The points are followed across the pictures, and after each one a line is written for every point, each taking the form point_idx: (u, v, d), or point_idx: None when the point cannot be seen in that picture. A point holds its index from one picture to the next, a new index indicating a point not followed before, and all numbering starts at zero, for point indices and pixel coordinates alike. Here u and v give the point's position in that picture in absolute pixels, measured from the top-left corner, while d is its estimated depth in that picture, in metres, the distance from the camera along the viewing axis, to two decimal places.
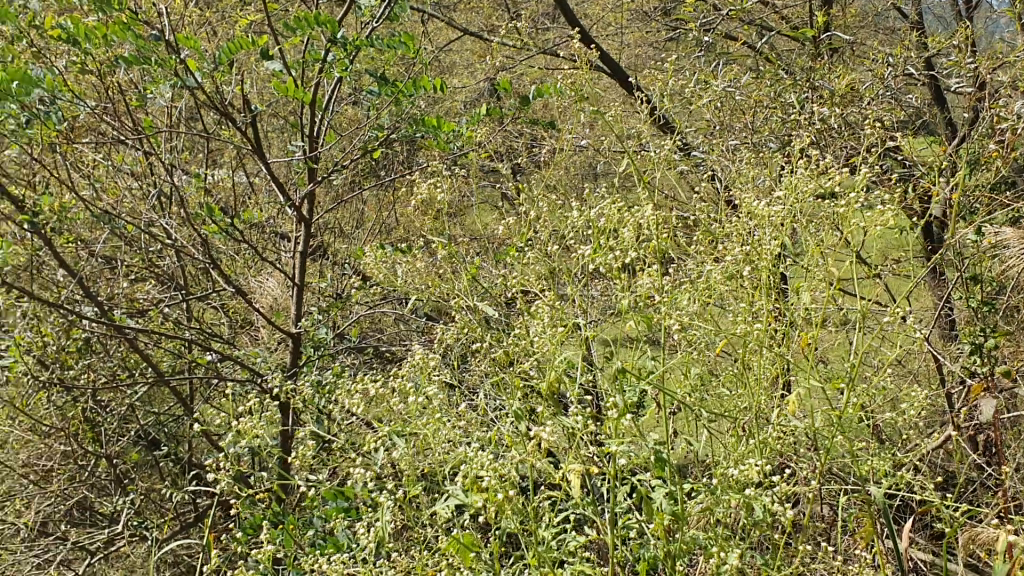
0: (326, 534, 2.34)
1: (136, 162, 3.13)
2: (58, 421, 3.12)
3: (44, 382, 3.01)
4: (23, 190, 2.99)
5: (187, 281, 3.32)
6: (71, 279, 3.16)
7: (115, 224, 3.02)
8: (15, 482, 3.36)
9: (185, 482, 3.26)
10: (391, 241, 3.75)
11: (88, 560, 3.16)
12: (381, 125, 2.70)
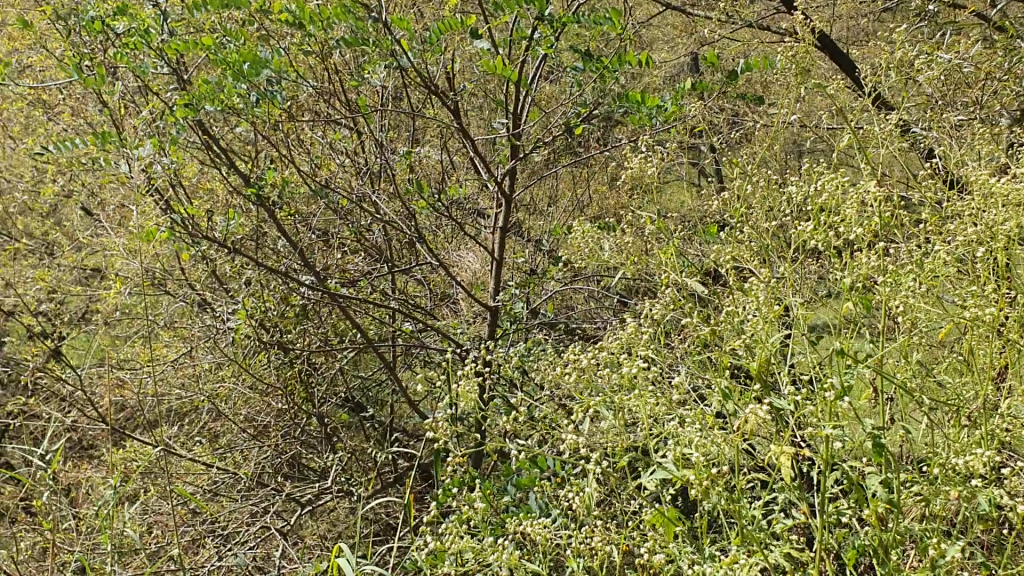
0: (521, 500, 2.41)
1: (351, 139, 3.29)
2: (277, 382, 3.36)
3: (266, 344, 3.24)
4: (251, 166, 3.22)
5: (394, 253, 3.49)
6: (290, 250, 3.37)
7: (331, 198, 3.20)
8: (237, 436, 3.65)
9: (388, 444, 3.44)
10: (589, 217, 3.79)
11: (300, 511, 3.40)
12: (585, 102, 2.72)
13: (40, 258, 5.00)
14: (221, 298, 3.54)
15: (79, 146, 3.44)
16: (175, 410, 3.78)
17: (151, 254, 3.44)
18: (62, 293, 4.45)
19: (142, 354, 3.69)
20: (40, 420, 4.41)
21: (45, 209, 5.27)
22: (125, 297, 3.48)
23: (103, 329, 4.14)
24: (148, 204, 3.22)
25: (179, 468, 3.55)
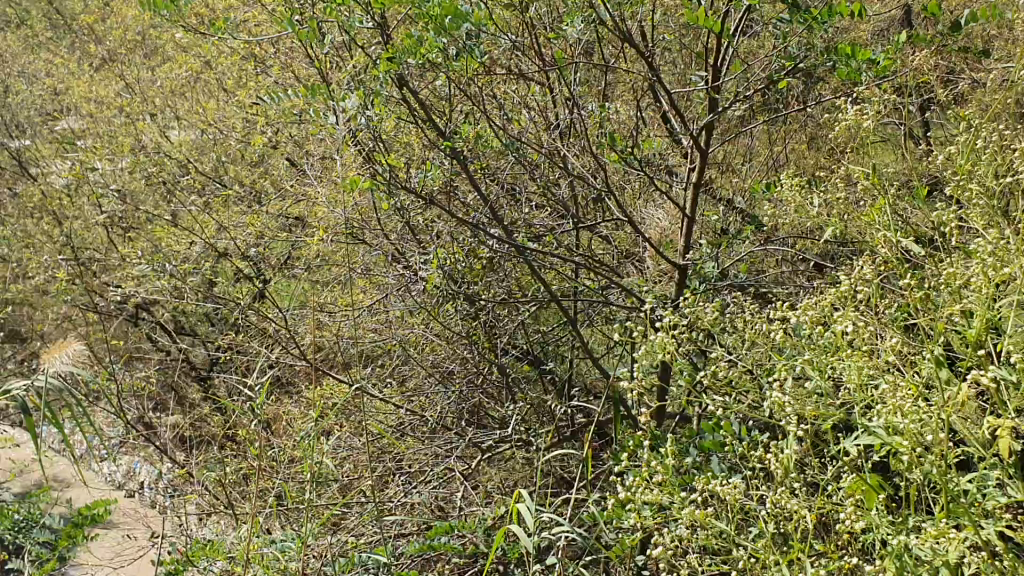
0: (702, 461, 2.41)
1: (543, 94, 3.32)
2: (464, 330, 3.46)
3: (456, 294, 3.34)
4: (447, 119, 3.30)
5: (582, 210, 3.51)
6: (481, 202, 3.45)
7: (524, 151, 3.24)
8: (425, 381, 3.79)
9: (569, 397, 3.48)
10: (783, 178, 3.68)
11: (481, 457, 3.52)
12: (789, 56, 2.62)
13: (251, 206, 5.34)
14: (414, 248, 3.67)
15: (289, 98, 3.63)
16: (368, 352, 3.97)
17: (351, 204, 3.60)
18: (268, 238, 4.74)
19: (339, 298, 3.89)
20: (246, 356, 4.74)
21: (255, 159, 5.61)
22: (326, 243, 3.68)
23: (305, 273, 4.38)
24: (351, 155, 3.37)
25: (371, 408, 3.73)
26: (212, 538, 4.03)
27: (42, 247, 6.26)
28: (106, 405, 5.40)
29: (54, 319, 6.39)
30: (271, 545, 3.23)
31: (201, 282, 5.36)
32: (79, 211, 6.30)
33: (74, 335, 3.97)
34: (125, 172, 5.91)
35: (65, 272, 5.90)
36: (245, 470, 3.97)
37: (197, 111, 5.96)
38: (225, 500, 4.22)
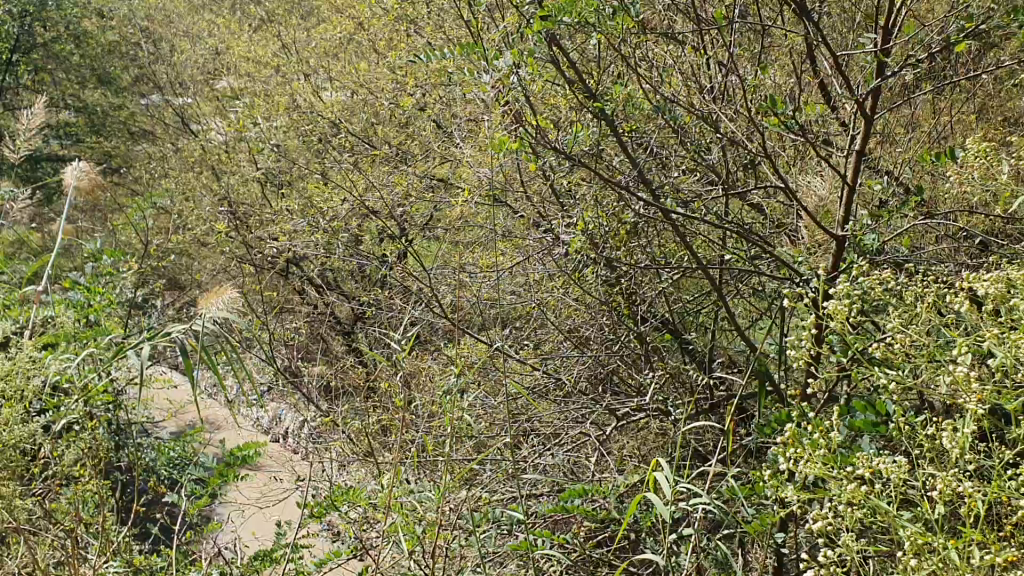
0: (853, 440, 2.31)
1: (698, 55, 3.22)
2: (606, 295, 3.43)
3: (599, 258, 3.31)
4: (598, 81, 3.26)
5: (733, 177, 3.40)
6: (628, 166, 3.40)
7: (676, 114, 3.17)
8: (563, 344, 3.79)
9: (710, 369, 3.41)
10: (950, 148, 3.48)
11: (616, 423, 3.49)
12: (972, 16, 2.45)
13: (398, 166, 5.43)
14: (558, 210, 3.65)
15: (441, 58, 3.65)
16: (508, 313, 3.99)
17: (497, 164, 3.61)
18: (415, 198, 4.81)
19: (482, 259, 3.92)
20: (389, 313, 4.85)
21: (404, 121, 5.69)
22: (471, 202, 3.71)
23: (449, 233, 4.44)
24: (500, 116, 3.37)
25: (508, 369, 3.76)
26: (352, 485, 4.17)
27: (203, 201, 6.55)
28: (258, 353, 5.65)
29: (211, 270, 6.70)
30: (410, 496, 3.31)
31: (348, 239, 5.51)
32: (238, 167, 6.56)
33: (231, 285, 4.15)
34: (281, 130, 6.10)
35: (222, 225, 6.17)
36: (386, 421, 4.08)
37: (349, 72, 6.09)
38: (365, 451, 4.36)
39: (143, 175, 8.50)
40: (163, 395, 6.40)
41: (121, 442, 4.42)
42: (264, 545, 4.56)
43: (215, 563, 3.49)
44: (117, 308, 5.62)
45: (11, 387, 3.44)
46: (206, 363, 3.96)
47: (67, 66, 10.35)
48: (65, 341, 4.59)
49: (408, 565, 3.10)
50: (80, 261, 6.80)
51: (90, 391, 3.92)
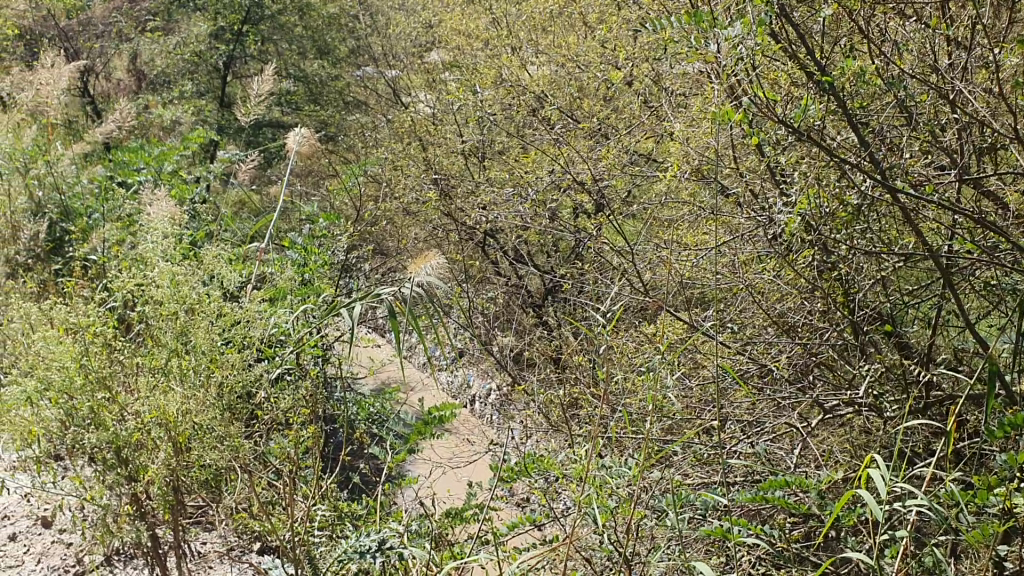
0: None
1: (942, 30, 3.00)
2: (818, 281, 3.28)
3: (815, 241, 3.16)
4: (828, 55, 3.10)
5: (970, 162, 3.16)
6: (853, 144, 3.22)
7: (909, 90, 2.97)
8: (768, 329, 3.66)
9: (929, 366, 3.20)
10: None
11: (822, 416, 3.34)
12: None
13: (603, 140, 5.40)
14: (771, 190, 3.52)
15: (658, 28, 3.58)
16: (710, 293, 3.90)
17: (710, 139, 3.51)
18: (619, 173, 4.77)
19: (687, 237, 3.83)
20: (586, 288, 4.85)
21: (611, 95, 5.64)
22: (683, 177, 3.64)
23: (655, 209, 4.38)
24: (719, 88, 3.28)
25: (710, 351, 3.68)
26: (543, 455, 4.22)
27: (411, 170, 6.76)
28: (455, 320, 5.80)
29: (414, 236, 6.92)
30: (605, 470, 3.31)
31: (550, 213, 5.55)
32: (443, 138, 6.72)
33: (437, 251, 4.26)
34: (488, 102, 6.19)
35: (428, 193, 6.35)
36: (580, 394, 4.08)
37: (557, 45, 6.10)
38: (557, 422, 4.39)
39: (356, 144, 8.87)
40: (364, 353, 6.71)
41: (328, 395, 4.65)
42: (455, 504, 4.71)
43: (411, 516, 3.62)
44: (328, 268, 5.91)
45: (239, 335, 3.69)
46: (410, 325, 4.10)
47: (291, 37, 10.96)
48: (282, 296, 4.87)
49: (599, 538, 3.09)
50: (296, 222, 7.20)
51: (304, 345, 4.14)
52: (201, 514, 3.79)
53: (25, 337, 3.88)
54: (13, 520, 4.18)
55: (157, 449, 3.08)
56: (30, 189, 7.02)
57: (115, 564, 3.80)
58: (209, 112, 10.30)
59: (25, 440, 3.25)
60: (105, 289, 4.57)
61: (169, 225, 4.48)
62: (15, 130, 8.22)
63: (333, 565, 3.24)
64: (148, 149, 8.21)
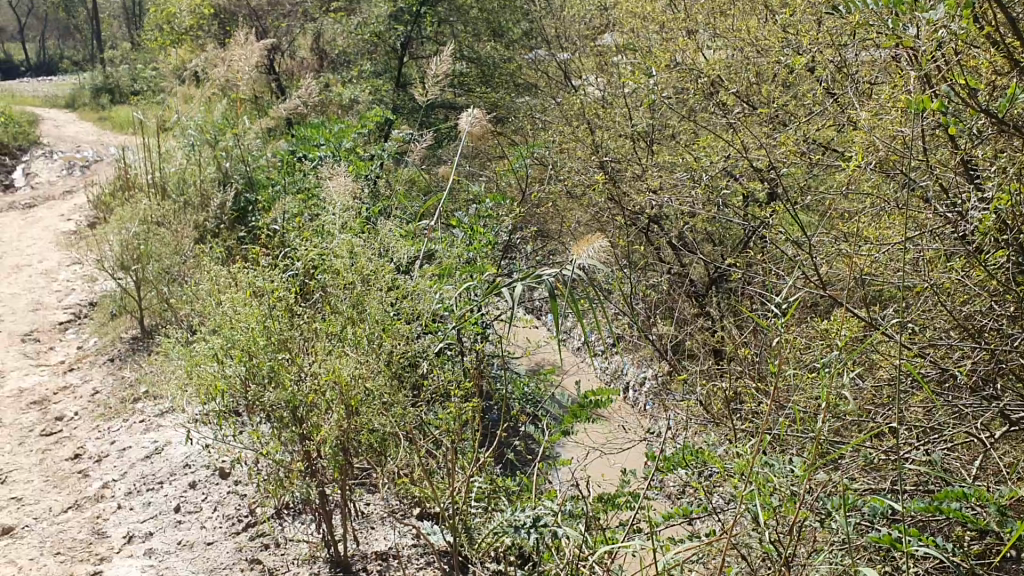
0: None
1: None
2: (1012, 284, 3.08)
3: (1011, 241, 2.97)
4: None
5: None
6: None
7: None
8: (951, 332, 3.47)
9: None
10: None
11: (1006, 428, 3.14)
12: None
13: (780, 127, 5.24)
14: (964, 185, 3.33)
15: (851, 10, 3.43)
16: (889, 290, 3.73)
17: (901, 128, 3.35)
18: (796, 162, 4.61)
19: (865, 231, 3.67)
20: (754, 279, 4.73)
21: (790, 81, 5.46)
22: (869, 168, 3.50)
23: (833, 201, 4.22)
24: (914, 76, 3.11)
25: (885, 352, 3.52)
26: (701, 446, 4.18)
27: (579, 153, 6.78)
28: (614, 306, 5.80)
29: (578, 219, 6.94)
30: (766, 466, 3.23)
31: (719, 201, 5.44)
32: (613, 121, 6.69)
33: (603, 235, 4.26)
34: (660, 87, 6.12)
35: (595, 176, 6.34)
36: (742, 387, 4.01)
37: (735, 29, 5.95)
38: (718, 415, 4.31)
39: (525, 127, 8.94)
40: (523, 335, 6.80)
41: (489, 371, 4.73)
42: (608, 489, 4.73)
43: (566, 497, 3.65)
44: (493, 248, 6.01)
45: (409, 307, 3.80)
46: (572, 307, 4.12)
47: (466, 19, 11.18)
48: (449, 273, 4.99)
49: (758, 534, 3.02)
50: (464, 202, 7.34)
51: (468, 321, 4.24)
52: (364, 477, 3.96)
53: (213, 299, 4.13)
54: (194, 469, 4.46)
55: (331, 410, 3.23)
56: (219, 160, 7.46)
57: (284, 518, 4.00)
58: (385, 91, 10.64)
59: (210, 394, 3.46)
60: (285, 258, 4.80)
61: (347, 200, 4.66)
62: (208, 105, 8.74)
63: (487, 536, 3.33)
64: (327, 126, 8.56)
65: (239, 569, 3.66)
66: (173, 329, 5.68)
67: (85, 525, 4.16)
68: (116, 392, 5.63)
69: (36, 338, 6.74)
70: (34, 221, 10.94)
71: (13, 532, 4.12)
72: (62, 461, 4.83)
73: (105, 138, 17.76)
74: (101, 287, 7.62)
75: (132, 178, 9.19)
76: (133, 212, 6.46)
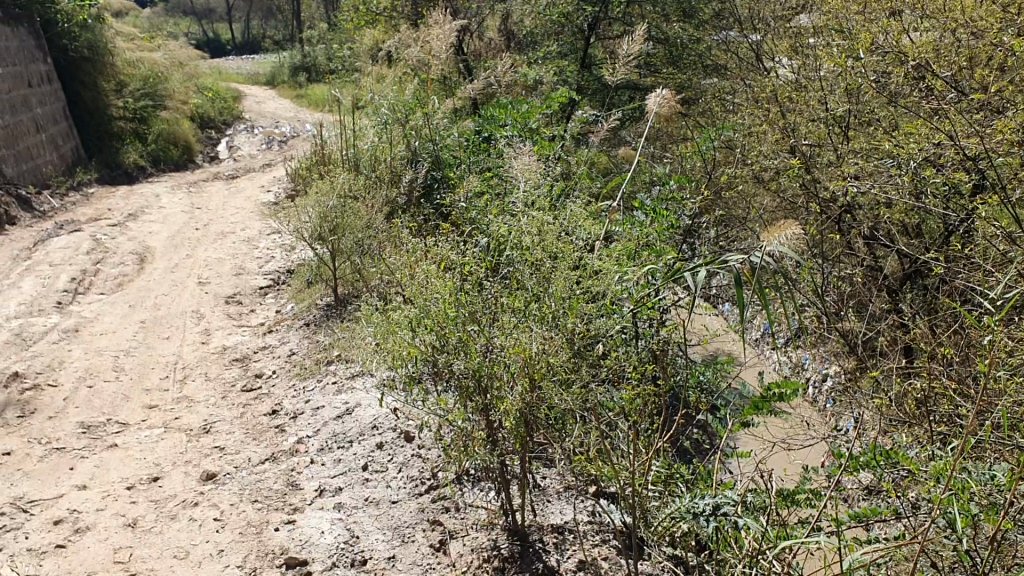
0: None
1: None
2: None
3: None
4: None
5: None
6: None
7: None
8: None
9: None
10: None
11: None
12: None
13: (997, 114, 4.90)
14: None
15: None
16: None
17: None
18: (1013, 151, 4.32)
19: None
20: (958, 276, 4.47)
21: (1008, 65, 5.10)
22: None
23: None
24: None
25: None
26: (891, 446, 4.00)
27: (770, 137, 6.58)
28: (800, 296, 5.63)
29: (766, 206, 6.76)
30: (965, 474, 3.08)
31: (921, 191, 5.16)
32: (808, 106, 6.45)
33: (795, 223, 4.14)
34: (862, 70, 5.85)
35: (787, 163, 6.16)
36: (940, 389, 3.82)
37: (948, 8, 5.59)
38: (911, 417, 4.13)
39: (714, 110, 8.77)
40: (701, 322, 6.72)
41: (670, 355, 4.71)
42: (786, 484, 4.62)
43: (747, 489, 3.60)
44: (676, 231, 5.95)
45: (595, 286, 3.83)
46: (760, 295, 4.03)
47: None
48: (633, 255, 4.98)
49: (952, 542, 2.89)
50: (648, 184, 7.29)
51: (652, 303, 4.22)
52: (544, 451, 4.02)
53: (406, 270, 4.31)
54: (382, 431, 4.63)
55: (516, 382, 3.30)
56: (410, 139, 7.73)
57: (464, 484, 4.09)
58: (571, 72, 10.69)
59: (402, 360, 3.64)
60: (474, 234, 4.93)
61: (534, 179, 4.73)
62: (401, 84, 9.05)
63: (664, 521, 3.35)
64: (515, 105, 8.70)
65: (421, 529, 3.83)
66: (365, 297, 5.95)
67: (280, 476, 4.50)
68: (311, 354, 5.95)
69: (239, 301, 7.24)
70: (238, 191, 11.72)
71: (217, 478, 4.54)
72: (261, 416, 5.23)
73: (302, 115, 18.74)
74: (298, 256, 8.05)
75: (329, 152, 9.66)
76: (330, 186, 6.79)
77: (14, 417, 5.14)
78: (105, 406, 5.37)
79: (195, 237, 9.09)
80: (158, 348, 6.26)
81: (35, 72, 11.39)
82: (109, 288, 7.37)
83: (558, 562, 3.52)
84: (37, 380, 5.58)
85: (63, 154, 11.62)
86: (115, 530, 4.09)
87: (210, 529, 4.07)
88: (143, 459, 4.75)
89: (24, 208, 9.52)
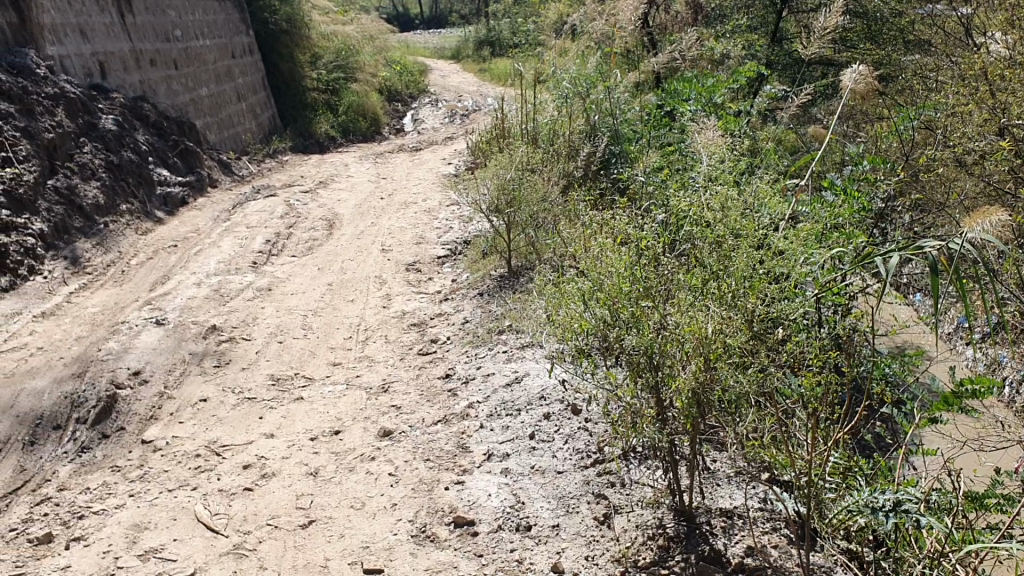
0: None
1: None
2: None
3: None
4: None
5: None
6: None
7: None
8: None
9: None
10: None
11: None
12: None
13: None
14: None
15: None
16: None
17: None
18: None
19: None
20: None
21: None
22: None
23: None
24: None
25: None
26: None
27: (977, 117, 6.14)
28: (1001, 289, 5.26)
29: (967, 191, 6.33)
30: None
31: None
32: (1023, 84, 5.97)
33: (1002, 209, 3.85)
34: None
35: (995, 144, 5.74)
36: None
37: None
38: None
39: (914, 87, 8.27)
40: (888, 311, 6.40)
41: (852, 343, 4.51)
42: (975, 486, 4.34)
43: (932, 489, 3.40)
44: (866, 215, 5.68)
45: (778, 267, 3.71)
46: (958, 285, 3.77)
47: None
48: (818, 237, 4.79)
49: None
50: (838, 164, 6.97)
51: (837, 289, 4.05)
52: (714, 433, 3.93)
53: (583, 242, 4.32)
54: (550, 402, 4.67)
55: (689, 362, 3.25)
56: (589, 113, 7.69)
57: (631, 461, 4.05)
58: (760, 46, 10.33)
59: (575, 331, 3.67)
60: (654, 208, 4.87)
61: (718, 154, 4.61)
62: (584, 58, 9.02)
63: (840, 514, 3.18)
64: (700, 79, 8.50)
65: (586, 501, 3.85)
66: (540, 270, 6.00)
67: (451, 438, 4.63)
68: (485, 322, 6.06)
69: (418, 269, 7.44)
70: (421, 162, 12.05)
71: (393, 435, 4.71)
72: (436, 379, 5.38)
73: (485, 88, 19.01)
74: (475, 227, 8.19)
75: (510, 124, 9.76)
76: (511, 159, 6.87)
77: (212, 366, 5.52)
78: (293, 361, 5.68)
79: (379, 205, 9.43)
80: (342, 309, 6.55)
81: (237, 44, 12.13)
82: (300, 250, 7.77)
83: (725, 546, 3.45)
84: (233, 333, 5.96)
85: (262, 122, 12.37)
86: (298, 477, 4.33)
87: (386, 483, 4.24)
88: (326, 413, 5.00)
89: (226, 172, 10.15)
